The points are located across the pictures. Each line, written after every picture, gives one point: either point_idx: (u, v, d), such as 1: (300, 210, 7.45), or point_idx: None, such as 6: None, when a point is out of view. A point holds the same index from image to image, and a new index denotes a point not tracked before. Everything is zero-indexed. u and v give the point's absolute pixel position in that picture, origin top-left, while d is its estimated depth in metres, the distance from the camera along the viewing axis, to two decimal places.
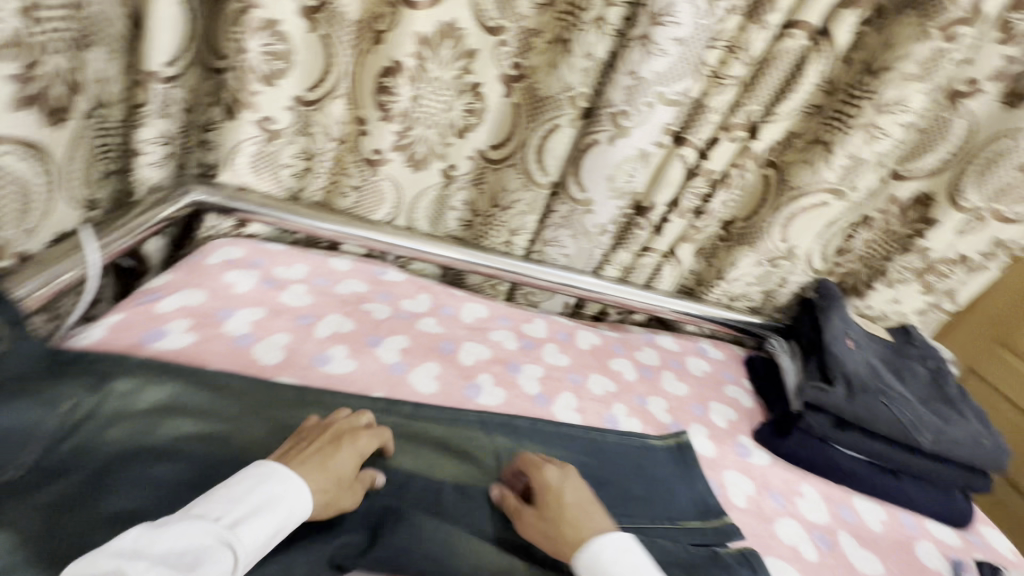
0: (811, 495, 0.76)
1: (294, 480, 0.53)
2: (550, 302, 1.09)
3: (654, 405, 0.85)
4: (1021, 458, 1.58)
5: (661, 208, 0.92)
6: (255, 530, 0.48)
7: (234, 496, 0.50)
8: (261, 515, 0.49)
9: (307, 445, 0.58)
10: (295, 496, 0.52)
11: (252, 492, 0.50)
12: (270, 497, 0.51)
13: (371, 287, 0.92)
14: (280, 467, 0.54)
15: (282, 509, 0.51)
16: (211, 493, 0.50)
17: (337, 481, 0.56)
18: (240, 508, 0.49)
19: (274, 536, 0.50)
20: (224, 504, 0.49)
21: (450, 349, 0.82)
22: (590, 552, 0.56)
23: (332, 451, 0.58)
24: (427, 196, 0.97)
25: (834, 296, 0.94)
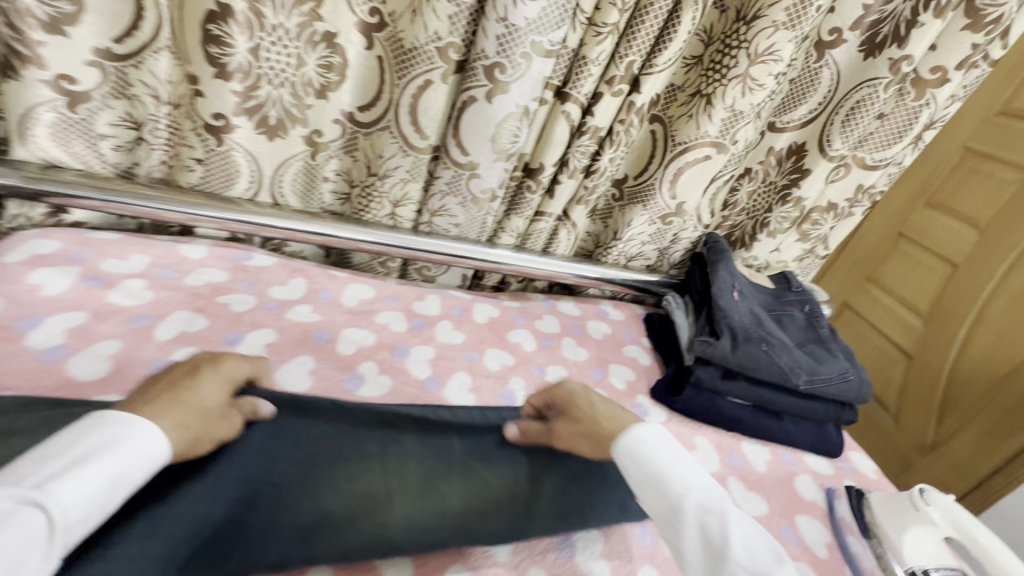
0: (703, 447, 0.78)
1: (134, 422, 0.46)
2: (447, 276, 1.02)
3: (553, 375, 0.83)
4: (881, 378, 1.79)
5: (550, 169, 0.88)
6: (81, 483, 0.40)
7: (53, 452, 0.41)
8: (90, 464, 0.42)
9: (151, 389, 0.52)
10: (137, 440, 0.45)
11: (74, 444, 0.42)
12: (101, 444, 0.43)
13: (232, 276, 0.80)
14: (113, 412, 0.46)
15: (118, 458, 0.43)
16: (18, 459, 0.41)
17: (203, 410, 0.52)
18: (59, 462, 0.41)
19: (111, 489, 0.42)
20: (33, 466, 0.40)
21: (325, 339, 0.73)
22: (633, 440, 0.59)
23: (189, 383, 0.53)
24: (292, 167, 0.85)
25: (723, 250, 0.95)
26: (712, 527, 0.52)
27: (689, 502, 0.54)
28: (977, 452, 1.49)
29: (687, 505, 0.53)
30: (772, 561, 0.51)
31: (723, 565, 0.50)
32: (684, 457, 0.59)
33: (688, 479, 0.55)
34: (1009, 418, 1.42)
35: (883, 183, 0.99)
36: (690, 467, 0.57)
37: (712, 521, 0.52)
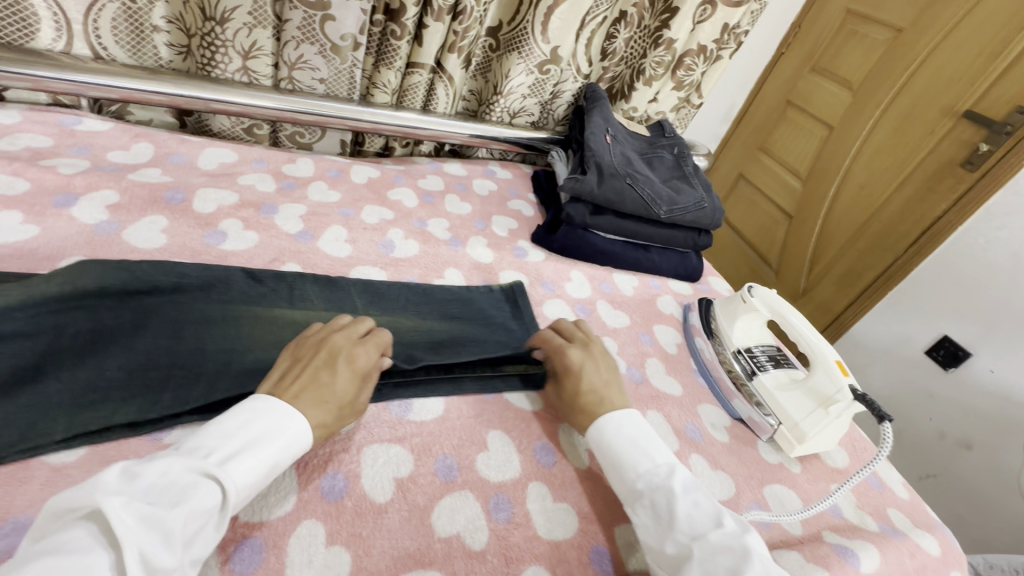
0: (578, 278, 0.85)
1: (291, 413, 0.44)
2: (324, 143, 0.97)
3: (434, 227, 0.83)
4: (767, 239, 1.97)
5: (412, 10, 0.82)
6: (250, 466, 0.39)
7: (227, 430, 0.41)
8: (257, 450, 0.40)
9: (296, 375, 0.48)
10: (292, 427, 0.43)
11: (246, 425, 0.41)
12: (267, 431, 0.42)
13: (59, 141, 0.71)
14: (270, 400, 0.44)
15: (279, 444, 0.42)
16: (196, 431, 0.41)
17: (338, 406, 0.48)
18: (231, 441, 0.40)
19: (269, 474, 0.41)
20: (215, 439, 0.40)
21: (179, 199, 0.69)
22: (598, 425, 0.55)
23: (329, 378, 0.48)
24: (107, 12, 0.74)
25: (598, 96, 0.97)
26: (661, 504, 0.48)
27: (639, 482, 0.50)
28: (832, 290, 1.70)
29: (637, 484, 0.50)
30: (711, 525, 0.46)
31: (669, 537, 0.46)
32: (647, 434, 0.54)
33: (642, 459, 0.51)
34: (863, 260, 1.59)
35: (747, 22, 1.02)
36: (650, 445, 0.53)
37: (660, 498, 0.48)
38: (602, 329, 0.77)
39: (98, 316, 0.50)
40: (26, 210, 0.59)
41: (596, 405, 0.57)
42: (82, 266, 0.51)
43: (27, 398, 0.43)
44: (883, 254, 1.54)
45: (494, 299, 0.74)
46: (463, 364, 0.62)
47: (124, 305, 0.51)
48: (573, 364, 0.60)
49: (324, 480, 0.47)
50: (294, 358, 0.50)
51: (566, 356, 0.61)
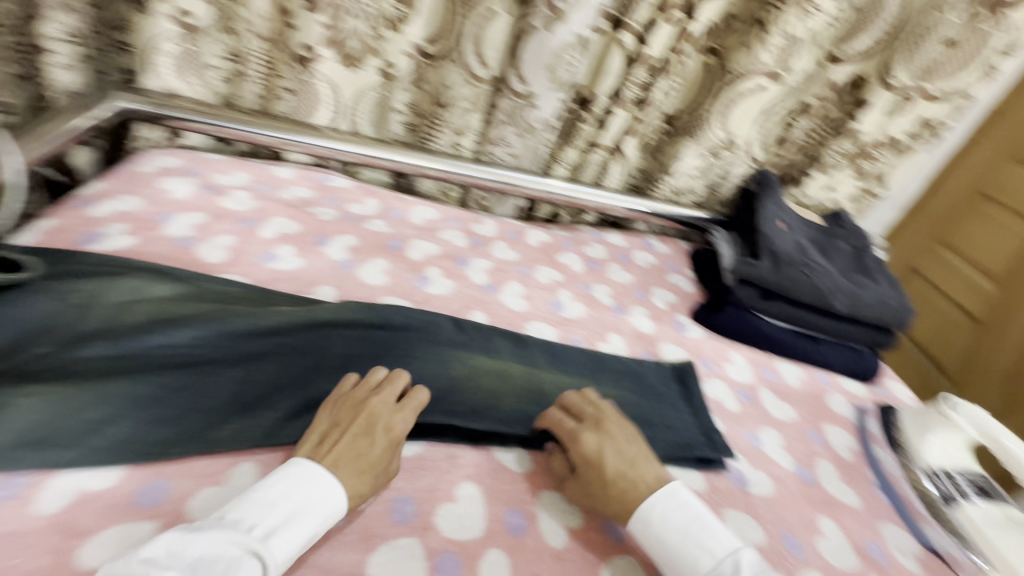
0: (739, 361, 0.84)
1: (327, 480, 0.47)
2: (503, 207, 1.10)
3: (598, 292, 0.89)
4: (948, 344, 1.68)
5: (603, 100, 0.92)
6: (289, 539, 0.42)
7: (270, 500, 0.44)
8: (296, 522, 0.43)
9: (338, 440, 0.51)
10: (327, 498, 0.46)
11: (286, 496, 0.44)
12: (306, 502, 0.45)
13: (317, 194, 0.91)
14: (304, 466, 0.47)
15: (316, 515, 0.44)
16: (240, 497, 0.44)
17: (373, 473, 0.50)
18: (270, 513, 0.43)
19: (306, 545, 0.43)
20: (258, 510, 0.43)
21: (398, 246, 0.83)
22: (639, 517, 0.53)
23: (366, 448, 0.51)
24: (367, 98, 0.94)
25: (769, 182, 0.98)
26: None
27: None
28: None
29: None
30: None
31: None
32: (698, 522, 0.52)
33: (701, 555, 0.49)
34: None
35: (949, 116, 0.97)
36: (700, 536, 0.51)
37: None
38: (766, 419, 0.75)
39: (348, 343, 0.63)
40: (298, 247, 0.77)
41: (634, 492, 0.54)
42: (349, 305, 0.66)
43: (300, 399, 0.56)
44: None
45: (663, 374, 0.77)
46: None
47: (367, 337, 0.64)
48: (592, 452, 0.56)
49: (507, 517, 0.54)
50: (334, 421, 0.53)
51: (580, 442, 0.57)
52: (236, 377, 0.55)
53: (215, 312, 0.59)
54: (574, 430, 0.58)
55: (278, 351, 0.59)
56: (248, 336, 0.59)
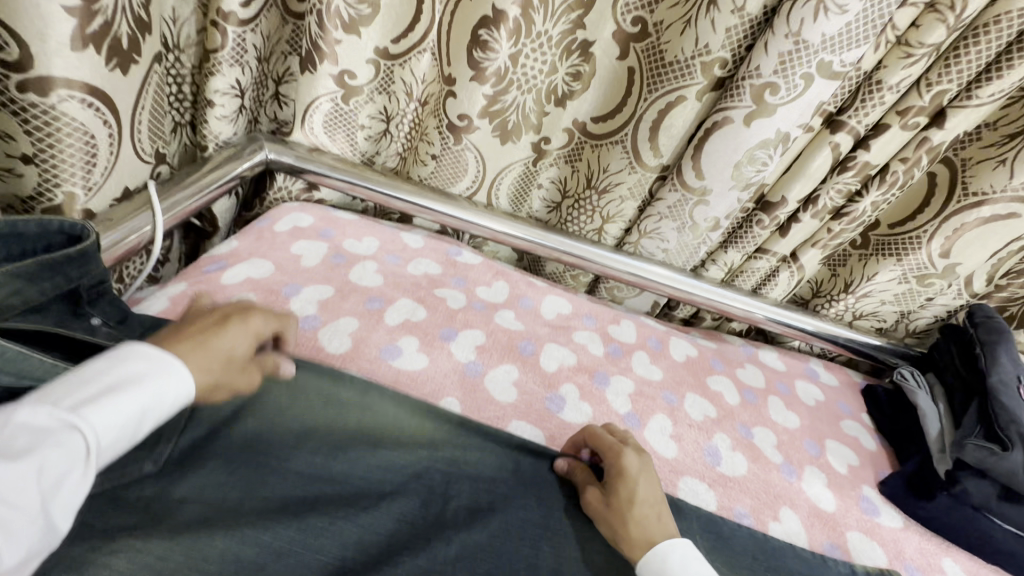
0: (956, 575, 0.63)
1: (173, 360, 0.40)
2: (637, 300, 0.97)
3: (761, 439, 0.72)
4: None
5: (792, 205, 0.77)
6: (119, 410, 0.36)
7: (84, 374, 0.36)
8: (125, 392, 0.36)
9: (185, 328, 0.46)
10: (166, 378, 0.39)
11: (105, 370, 0.37)
12: (137, 375, 0.38)
13: (444, 269, 0.83)
14: (143, 344, 0.40)
15: (151, 387, 0.38)
16: (49, 378, 0.36)
17: (226, 362, 0.45)
18: (85, 388, 0.35)
19: (143, 418, 0.37)
20: (65, 384, 0.35)
21: (530, 351, 0.72)
22: (658, 553, 0.49)
23: (217, 331, 0.46)
24: (513, 172, 0.85)
25: (1000, 328, 0.74)
26: None
27: None
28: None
29: None
30: None
31: None
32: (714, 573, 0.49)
33: None
34: None
35: None
36: None
37: None
38: None
39: (474, 492, 0.54)
40: (423, 340, 0.68)
41: (651, 524, 0.52)
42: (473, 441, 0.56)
43: None
44: None
45: None
46: None
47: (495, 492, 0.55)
48: (631, 468, 0.55)
49: None
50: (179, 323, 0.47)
51: (620, 457, 0.56)
52: (350, 538, 0.47)
53: (343, 435, 0.54)
54: (618, 445, 0.56)
55: (398, 493, 0.52)
56: (366, 464, 0.52)
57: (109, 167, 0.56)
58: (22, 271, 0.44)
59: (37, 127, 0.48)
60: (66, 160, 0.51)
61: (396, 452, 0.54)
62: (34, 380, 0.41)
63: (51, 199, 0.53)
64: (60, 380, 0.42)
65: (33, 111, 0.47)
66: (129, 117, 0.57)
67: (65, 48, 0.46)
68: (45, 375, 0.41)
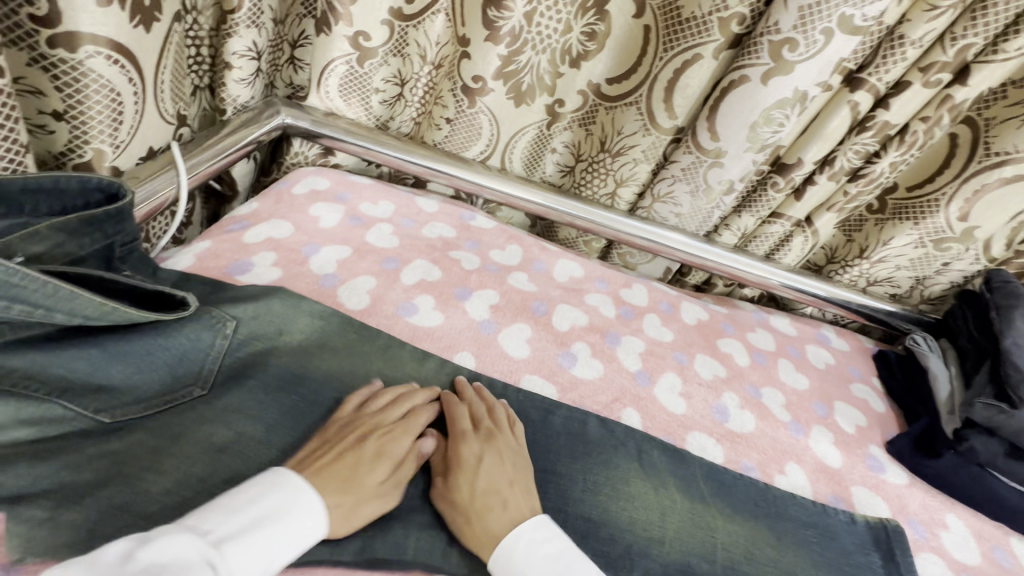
0: (959, 529, 0.64)
1: (307, 495, 0.43)
2: (649, 266, 0.97)
3: (769, 399, 0.73)
4: None
5: (808, 167, 0.76)
6: (250, 548, 0.39)
7: (234, 505, 0.41)
8: (261, 529, 0.40)
9: (325, 453, 0.48)
10: (298, 520, 0.42)
11: (252, 502, 0.41)
12: (273, 510, 0.41)
13: (458, 233, 0.84)
14: (286, 474, 0.44)
15: (280, 530, 0.41)
16: (208, 503, 0.41)
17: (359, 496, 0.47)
18: (233, 521, 0.40)
19: (273, 561, 0.40)
20: (218, 516, 0.39)
21: (543, 311, 0.73)
22: (503, 552, 0.47)
23: (353, 464, 0.48)
24: (527, 135, 0.85)
25: (1018, 293, 0.74)
26: None
27: None
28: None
29: None
30: None
31: None
32: (565, 555, 0.47)
33: None
34: None
35: None
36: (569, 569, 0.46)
37: None
38: None
39: None
40: (439, 298, 0.69)
41: (496, 515, 0.49)
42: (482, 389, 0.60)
43: None
44: None
45: (859, 536, 0.59)
46: None
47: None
48: (472, 458, 0.52)
49: None
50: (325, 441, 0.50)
51: (461, 446, 0.53)
52: None
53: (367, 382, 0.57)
54: (461, 432, 0.54)
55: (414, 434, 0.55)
56: None
57: (134, 126, 0.58)
58: (63, 226, 0.46)
59: (66, 83, 0.50)
60: (94, 117, 0.53)
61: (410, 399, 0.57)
62: (81, 319, 0.43)
63: (82, 155, 0.55)
64: (103, 318, 0.44)
65: (62, 66, 0.49)
66: (151, 75, 0.58)
67: (90, 3, 0.47)
68: (94, 313, 0.43)
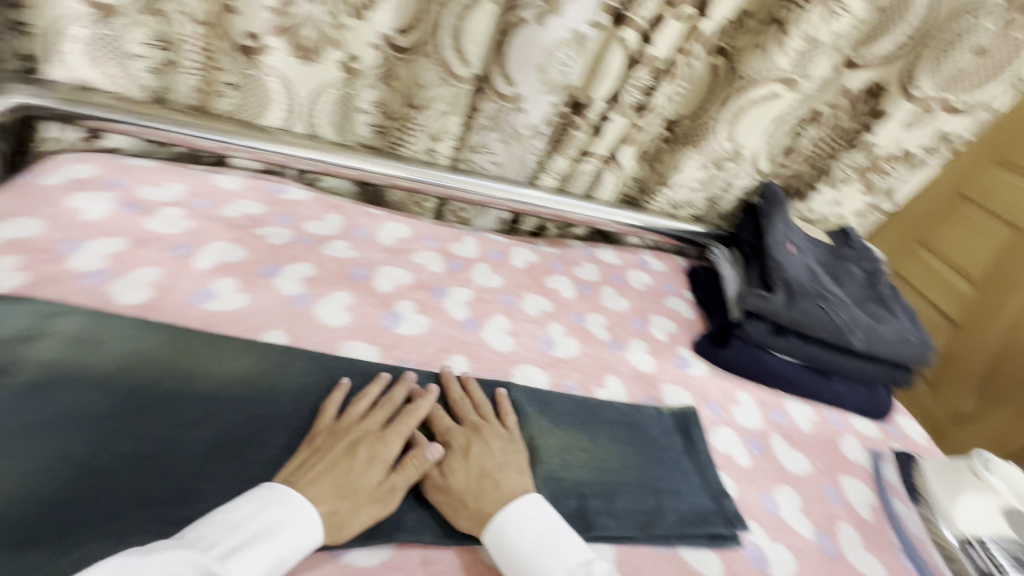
0: (746, 402, 0.76)
1: (302, 506, 0.46)
2: (483, 219, 0.99)
3: (592, 323, 0.79)
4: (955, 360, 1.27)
5: (599, 105, 0.81)
6: (249, 562, 0.41)
7: (234, 520, 0.43)
8: (260, 543, 0.43)
9: (318, 460, 0.49)
10: (296, 532, 0.44)
11: (251, 518, 0.44)
12: (271, 523, 0.44)
13: (268, 209, 0.78)
14: (286, 488, 0.47)
15: (281, 542, 0.43)
16: (203, 519, 0.43)
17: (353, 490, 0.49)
18: (230, 537, 0.42)
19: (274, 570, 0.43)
20: (218, 531, 0.42)
21: (363, 276, 0.71)
22: (495, 530, 0.50)
23: (351, 463, 0.50)
24: (328, 96, 0.80)
25: (777, 197, 0.90)
26: None
27: None
28: (963, 394, 1.27)
29: None
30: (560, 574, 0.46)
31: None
32: (552, 526, 0.51)
33: (553, 563, 0.48)
34: None
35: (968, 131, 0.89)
36: (551, 541, 0.50)
37: None
38: (779, 473, 0.67)
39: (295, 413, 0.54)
40: (241, 280, 0.64)
41: (489, 495, 0.52)
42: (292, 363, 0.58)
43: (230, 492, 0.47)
44: None
45: (665, 425, 0.68)
46: (632, 510, 0.58)
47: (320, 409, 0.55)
48: (466, 453, 0.55)
49: None
50: (313, 448, 0.51)
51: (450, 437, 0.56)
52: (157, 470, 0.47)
53: (151, 380, 0.52)
54: (444, 426, 0.57)
55: (211, 425, 0.51)
56: (179, 399, 0.52)
57: None
58: None
59: None
60: None
61: (203, 389, 0.54)
62: None
63: None
64: None
65: None
66: None
67: None
68: None
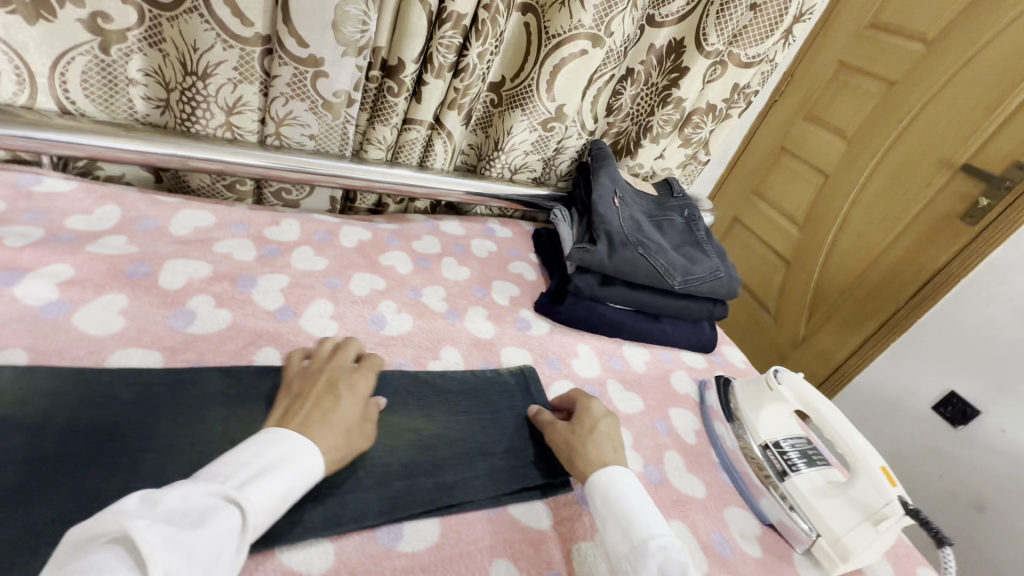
0: (586, 353, 0.78)
1: (307, 444, 0.45)
2: (312, 200, 0.91)
3: (429, 296, 0.76)
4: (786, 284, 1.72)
5: (411, 68, 0.77)
6: (267, 491, 0.41)
7: (242, 457, 0.42)
8: (273, 472, 0.42)
9: (302, 403, 0.50)
10: (307, 460, 0.45)
11: (260, 454, 0.43)
12: (280, 456, 0.43)
13: (10, 204, 0.63)
14: (285, 430, 0.46)
15: (295, 469, 0.43)
16: (213, 460, 0.42)
17: (345, 431, 0.50)
18: (240, 472, 0.41)
19: (285, 500, 0.42)
20: (230, 467, 0.41)
21: (143, 273, 0.61)
22: (609, 474, 0.56)
23: (332, 404, 0.51)
24: (77, 64, 0.66)
25: (605, 155, 0.92)
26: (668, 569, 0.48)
27: (649, 543, 0.50)
28: (797, 321, 1.68)
29: (649, 541, 0.50)
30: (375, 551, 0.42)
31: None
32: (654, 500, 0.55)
33: (655, 519, 0.52)
34: (885, 291, 1.43)
35: (757, 82, 0.99)
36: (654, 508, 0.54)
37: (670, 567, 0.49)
38: None
39: (36, 444, 0.44)
40: None
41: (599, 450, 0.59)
42: (34, 385, 0.47)
43: None
44: (890, 297, 1.42)
45: (504, 386, 0.67)
46: (466, 478, 0.56)
47: (74, 433, 0.46)
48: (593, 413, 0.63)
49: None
50: (295, 394, 0.52)
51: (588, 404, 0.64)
52: None
53: None
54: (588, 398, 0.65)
55: None
56: None
57: None
58: None
59: None
60: None
61: None
62: None
63: None
64: None
65: None
66: None
67: None
68: None
